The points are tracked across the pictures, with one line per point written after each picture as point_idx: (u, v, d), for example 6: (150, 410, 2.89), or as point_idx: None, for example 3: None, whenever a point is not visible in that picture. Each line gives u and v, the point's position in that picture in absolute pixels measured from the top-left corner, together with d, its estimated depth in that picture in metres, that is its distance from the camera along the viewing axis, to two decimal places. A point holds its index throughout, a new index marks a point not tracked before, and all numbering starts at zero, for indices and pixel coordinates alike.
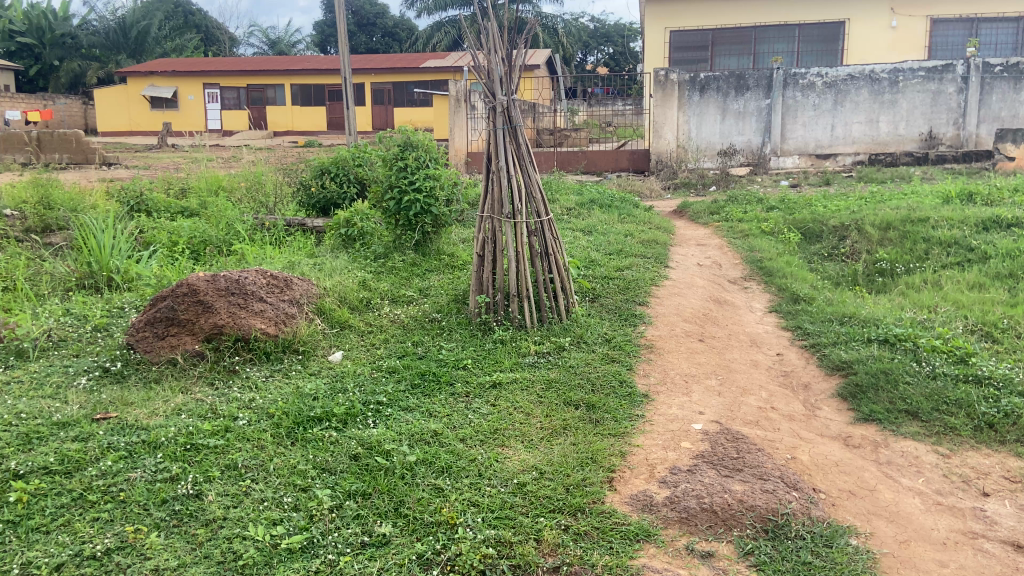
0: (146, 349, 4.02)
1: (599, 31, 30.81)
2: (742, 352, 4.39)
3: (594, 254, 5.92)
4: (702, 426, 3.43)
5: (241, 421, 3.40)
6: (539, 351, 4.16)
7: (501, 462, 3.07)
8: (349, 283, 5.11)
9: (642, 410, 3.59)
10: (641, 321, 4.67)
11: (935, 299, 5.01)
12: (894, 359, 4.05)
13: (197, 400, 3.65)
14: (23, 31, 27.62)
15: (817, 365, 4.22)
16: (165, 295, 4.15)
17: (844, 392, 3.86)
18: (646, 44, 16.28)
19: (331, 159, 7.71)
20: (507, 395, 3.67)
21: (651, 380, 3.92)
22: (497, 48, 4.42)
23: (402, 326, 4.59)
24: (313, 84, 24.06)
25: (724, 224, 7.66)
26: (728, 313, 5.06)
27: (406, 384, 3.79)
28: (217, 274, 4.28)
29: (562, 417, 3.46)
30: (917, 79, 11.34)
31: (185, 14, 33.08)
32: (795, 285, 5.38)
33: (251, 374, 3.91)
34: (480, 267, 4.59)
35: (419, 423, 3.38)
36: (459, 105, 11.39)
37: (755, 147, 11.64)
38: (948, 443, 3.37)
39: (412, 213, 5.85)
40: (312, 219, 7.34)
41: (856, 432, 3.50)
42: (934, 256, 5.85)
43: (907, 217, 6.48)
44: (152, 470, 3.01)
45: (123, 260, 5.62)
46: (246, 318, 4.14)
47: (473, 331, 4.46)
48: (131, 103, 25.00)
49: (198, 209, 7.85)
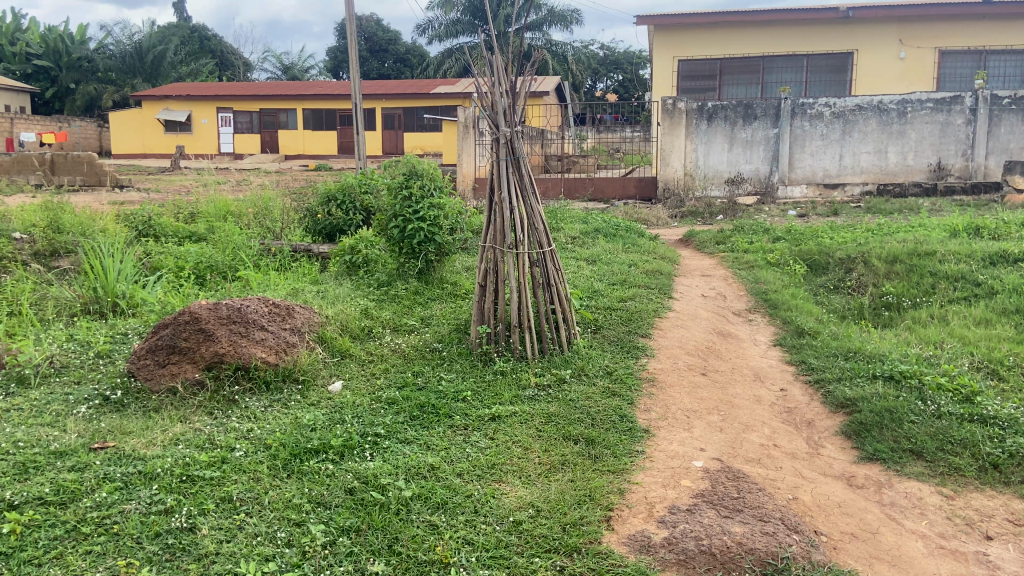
0: (147, 376, 4.02)
1: (609, 58, 31.11)
2: (745, 387, 4.34)
3: (598, 284, 5.90)
4: (703, 463, 3.40)
5: (238, 452, 3.39)
6: (539, 383, 4.13)
7: (498, 498, 3.04)
8: (351, 311, 5.10)
9: (643, 446, 3.55)
10: (643, 354, 4.64)
11: (941, 335, 4.97)
12: (899, 398, 4.00)
13: (195, 429, 3.64)
14: (40, 54, 28.21)
15: (821, 402, 4.17)
16: (167, 322, 4.16)
17: (848, 430, 3.81)
18: (656, 72, 16.40)
19: (337, 186, 7.70)
20: (506, 428, 3.64)
21: (652, 415, 3.88)
22: (502, 78, 4.44)
23: (402, 356, 4.57)
24: (324, 109, 24.29)
25: (730, 254, 7.63)
26: (732, 346, 5.01)
27: (405, 416, 3.77)
28: (219, 302, 4.30)
29: (560, 452, 3.42)
30: (926, 110, 11.34)
31: (201, 39, 33.67)
32: (800, 319, 5.35)
33: (250, 405, 3.89)
34: (482, 297, 4.59)
35: (416, 456, 3.35)
36: (468, 131, 11.49)
37: (762, 175, 11.65)
38: (953, 484, 3.32)
39: (415, 241, 5.86)
40: (318, 245, 7.37)
41: (859, 472, 3.46)
42: (941, 290, 5.82)
43: (914, 250, 6.45)
44: (147, 503, 2.99)
45: (129, 285, 5.64)
46: (247, 347, 4.14)
47: (473, 361, 4.43)
48: (145, 127, 25.35)
49: (204, 233, 7.91)
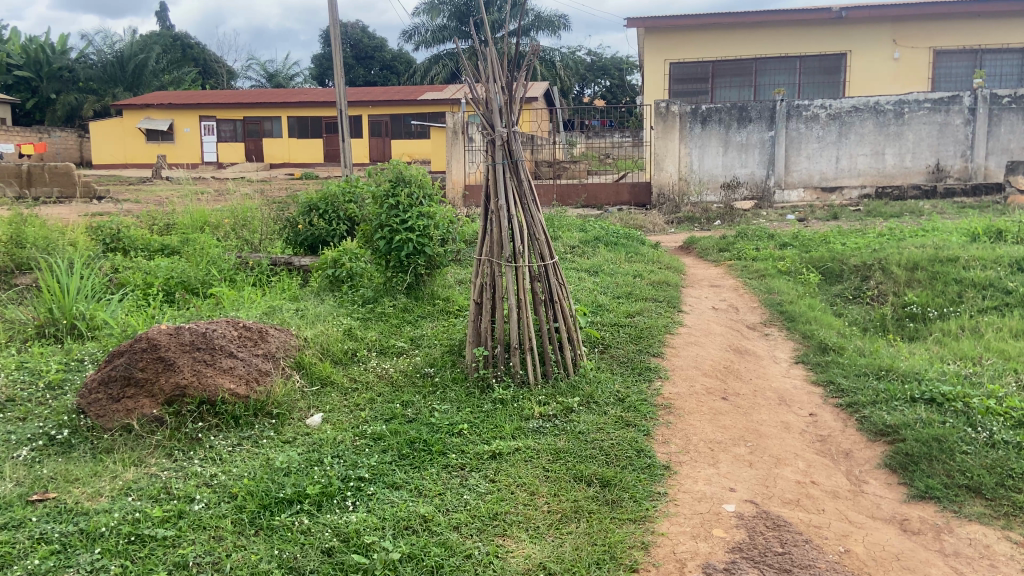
0: (99, 413, 3.57)
1: (596, 64, 30.81)
2: (771, 413, 3.90)
3: (601, 297, 5.48)
4: (735, 507, 2.95)
5: (199, 503, 2.94)
6: (544, 414, 3.68)
7: (503, 559, 2.59)
8: (333, 332, 4.62)
9: (665, 486, 3.10)
10: (656, 376, 4.19)
11: (978, 349, 4.56)
12: (946, 424, 3.57)
13: (151, 475, 3.19)
14: (21, 65, 27.39)
15: (857, 429, 3.73)
16: (123, 350, 3.72)
17: (892, 463, 3.37)
18: (646, 76, 16.09)
19: (319, 194, 7.23)
20: (509, 468, 3.19)
21: (672, 449, 3.43)
22: (496, 75, 4.01)
23: (390, 382, 4.10)
24: (309, 116, 23.82)
25: (737, 262, 7.21)
26: (751, 365, 4.58)
27: (393, 455, 3.32)
28: (182, 327, 3.85)
29: (572, 497, 2.97)
30: (923, 110, 11.01)
31: (184, 48, 33.30)
32: (822, 332, 4.92)
33: (215, 445, 3.43)
34: (478, 316, 4.13)
35: (406, 506, 2.91)
36: (456, 137, 11.09)
37: (758, 179, 11.27)
38: (1021, 528, 2.89)
39: (403, 253, 5.40)
40: (299, 257, 6.92)
41: (912, 513, 3.02)
42: (968, 299, 5.41)
43: (935, 256, 6.05)
44: (87, 571, 2.54)
45: (89, 305, 5.16)
46: (213, 377, 3.67)
47: (469, 389, 3.96)
48: (126, 137, 24.82)
49: (178, 246, 7.42)
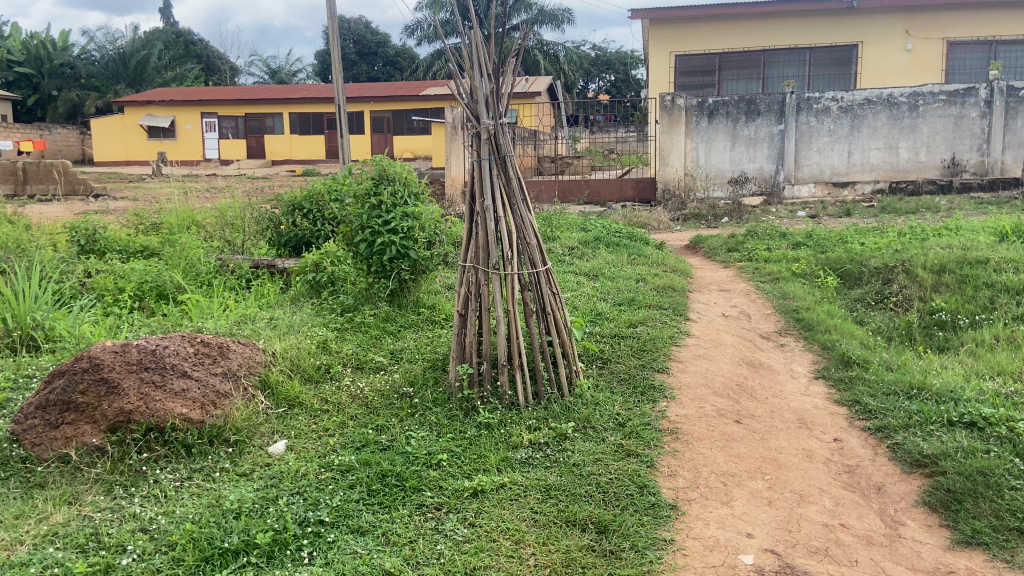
0: (34, 442, 3.16)
1: (601, 58, 30.34)
2: (791, 439, 3.48)
3: (601, 304, 5.06)
4: (754, 559, 2.54)
5: (130, 554, 2.53)
6: (534, 442, 3.26)
7: None
8: (306, 345, 4.21)
9: (672, 532, 2.69)
10: (661, 396, 3.77)
11: (1015, 363, 4.13)
12: (990, 454, 3.13)
13: (83, 517, 2.79)
14: (21, 61, 27.22)
15: (889, 458, 3.30)
16: (64, 370, 3.32)
17: (932, 501, 2.94)
18: (651, 68, 15.59)
19: (304, 193, 6.82)
20: (491, 510, 2.77)
21: (680, 483, 3.01)
22: (483, 61, 3.61)
23: (364, 403, 3.69)
24: (310, 113, 23.43)
25: (748, 264, 6.78)
26: (767, 381, 4.15)
27: (361, 492, 2.91)
28: (130, 344, 3.45)
29: (563, 548, 2.56)
30: (938, 103, 10.54)
31: (186, 44, 32.92)
32: (844, 344, 4.49)
33: (161, 479, 3.03)
34: (462, 329, 3.71)
35: (369, 558, 2.50)
36: (455, 133, 10.68)
37: (767, 174, 10.80)
38: None
39: (386, 257, 5.02)
40: (282, 260, 6.51)
41: (958, 563, 2.60)
42: (1001, 306, 4.96)
43: (962, 257, 5.60)
44: None
45: (50, 316, 4.75)
46: (162, 401, 3.26)
47: (452, 412, 3.54)
48: (126, 133, 24.43)
49: (158, 247, 7.00)
